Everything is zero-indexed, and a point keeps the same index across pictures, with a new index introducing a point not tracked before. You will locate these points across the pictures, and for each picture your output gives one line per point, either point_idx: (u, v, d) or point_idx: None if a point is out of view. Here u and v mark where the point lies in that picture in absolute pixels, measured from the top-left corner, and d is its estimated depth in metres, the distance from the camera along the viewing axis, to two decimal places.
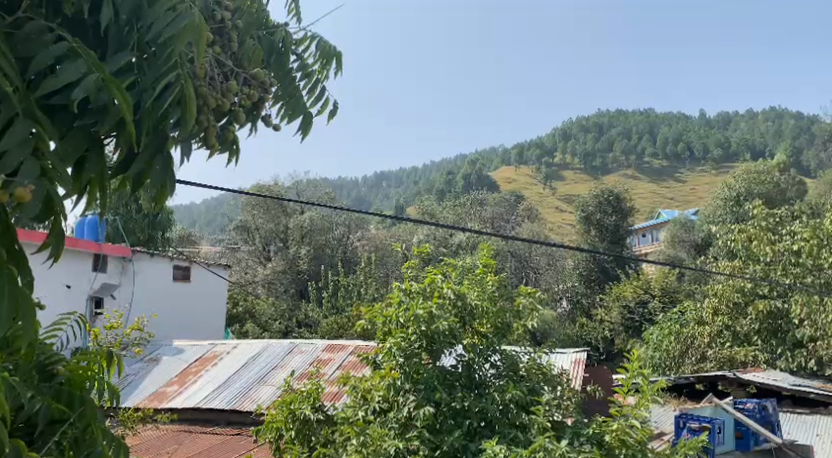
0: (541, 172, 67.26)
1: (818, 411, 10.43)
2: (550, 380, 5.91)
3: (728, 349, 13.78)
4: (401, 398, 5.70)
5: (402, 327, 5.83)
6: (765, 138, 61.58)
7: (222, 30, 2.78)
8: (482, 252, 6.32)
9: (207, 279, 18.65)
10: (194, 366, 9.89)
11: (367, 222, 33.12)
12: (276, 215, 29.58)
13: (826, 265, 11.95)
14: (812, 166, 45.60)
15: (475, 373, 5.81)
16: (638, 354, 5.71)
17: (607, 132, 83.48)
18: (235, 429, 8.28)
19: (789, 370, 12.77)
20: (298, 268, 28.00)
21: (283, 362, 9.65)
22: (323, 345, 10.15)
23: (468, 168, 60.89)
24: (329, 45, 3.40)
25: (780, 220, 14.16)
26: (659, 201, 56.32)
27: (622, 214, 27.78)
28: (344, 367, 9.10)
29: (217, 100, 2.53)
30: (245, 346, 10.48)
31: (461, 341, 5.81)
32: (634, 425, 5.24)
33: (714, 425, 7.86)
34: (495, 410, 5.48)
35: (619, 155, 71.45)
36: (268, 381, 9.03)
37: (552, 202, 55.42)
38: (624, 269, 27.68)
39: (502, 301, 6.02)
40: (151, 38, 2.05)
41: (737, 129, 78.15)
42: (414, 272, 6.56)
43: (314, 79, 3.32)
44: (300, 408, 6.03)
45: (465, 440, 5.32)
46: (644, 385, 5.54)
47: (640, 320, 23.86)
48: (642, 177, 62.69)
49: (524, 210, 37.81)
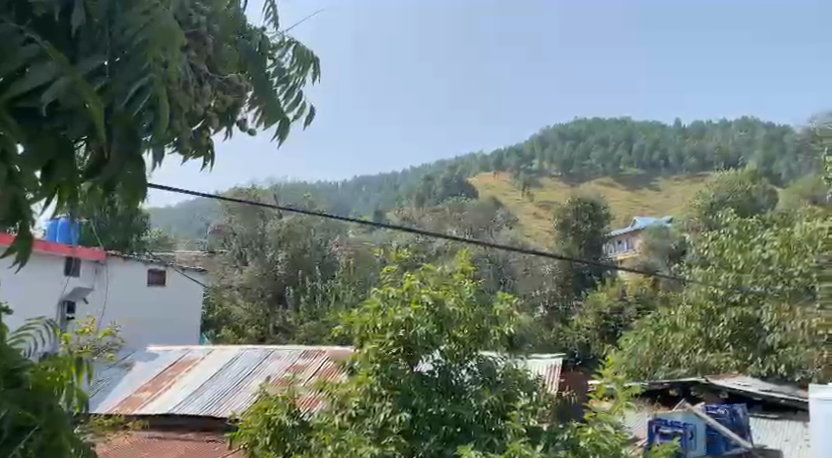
0: (520, 179, 67.60)
1: (788, 416, 10.62)
2: (526, 385, 5.93)
3: (701, 355, 13.97)
4: (377, 404, 5.70)
5: (380, 332, 5.82)
6: (738, 148, 62.61)
7: (199, 34, 2.75)
8: (461, 258, 6.35)
9: (182, 283, 18.46)
10: (168, 372, 9.79)
11: (345, 227, 33.05)
12: (254, 220, 29.42)
13: (795, 272, 12.35)
14: (784, 175, 46.46)
15: (452, 379, 5.83)
16: (613, 360, 5.82)
17: (585, 140, 84.32)
18: (210, 435, 8.19)
19: (760, 375, 12.91)
20: (275, 273, 27.79)
21: (259, 367, 9.58)
22: (300, 351, 10.12)
23: (447, 174, 60.98)
24: (307, 51, 3.42)
25: (752, 228, 14.41)
26: (634, 208, 56.96)
27: (598, 221, 28.07)
28: (320, 373, 9.06)
29: (190, 102, 2.59)
30: (220, 351, 10.41)
31: (439, 347, 5.79)
32: (608, 430, 5.30)
33: (686, 431, 7.98)
34: (472, 416, 5.49)
35: (596, 163, 72.21)
36: (244, 386, 8.97)
37: (530, 209, 55.76)
38: (601, 276, 27.94)
39: (480, 308, 6.01)
40: (124, 40, 2.02)
41: (712, 138, 79.39)
42: (392, 277, 6.60)
43: (292, 84, 3.35)
44: (275, 415, 6.01)
45: (440, 446, 5.35)
46: (619, 391, 5.62)
47: (615, 327, 24.11)
48: (619, 185, 63.36)
49: (503, 216, 38.05)
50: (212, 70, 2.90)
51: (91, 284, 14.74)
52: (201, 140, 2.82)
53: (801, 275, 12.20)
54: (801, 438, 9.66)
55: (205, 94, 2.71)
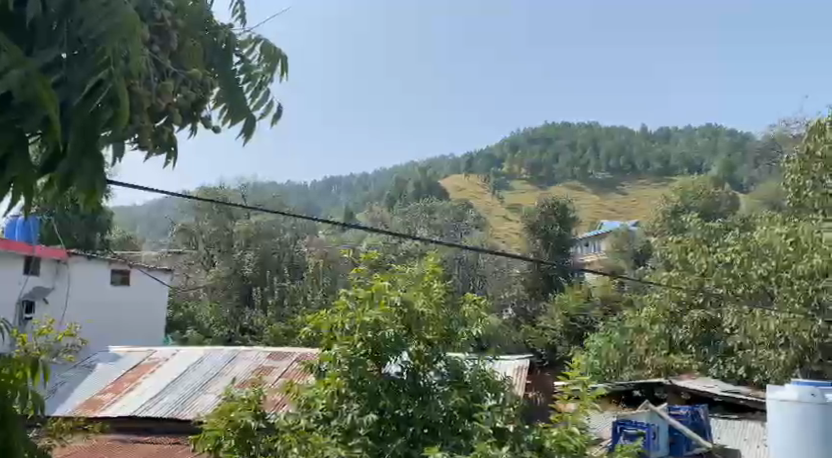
0: (490, 182, 68.02)
1: (746, 416, 10.83)
2: (494, 387, 5.94)
3: (664, 357, 14.19)
4: (344, 405, 5.66)
5: (348, 334, 5.77)
6: (703, 154, 63.84)
7: (163, 27, 2.72)
8: (430, 259, 6.36)
9: (147, 283, 18.17)
10: (131, 373, 9.62)
11: (315, 228, 32.87)
12: (221, 220, 29.07)
13: (755, 276, 12.27)
14: (746, 181, 47.50)
15: (420, 380, 5.80)
16: (578, 361, 5.85)
17: (553, 144, 85.12)
18: (173, 438, 8.08)
19: (721, 377, 13.18)
20: (242, 273, 27.28)
21: (225, 368, 9.49)
22: (267, 352, 10.06)
23: (417, 176, 61.09)
24: (275, 48, 3.38)
25: (716, 233, 14.66)
26: (601, 212, 57.67)
27: (566, 224, 28.34)
28: (287, 375, 8.99)
29: (151, 97, 2.57)
30: (185, 353, 10.28)
31: (407, 348, 5.77)
32: (574, 431, 5.32)
33: (649, 431, 8.09)
34: (439, 416, 5.48)
35: (564, 167, 72.94)
36: (209, 388, 8.85)
37: (500, 212, 56.06)
38: (568, 278, 28.22)
39: (449, 310, 6.07)
40: (82, 34, 2.03)
41: (677, 144, 80.82)
42: (361, 279, 6.59)
43: (259, 81, 3.28)
44: (240, 416, 5.92)
45: (408, 448, 5.34)
46: (584, 392, 5.66)
47: (581, 328, 24.38)
48: (586, 189, 64.15)
49: (473, 218, 38.22)
50: (177, 64, 2.87)
51: (51, 284, 14.44)
52: (163, 136, 2.75)
53: (761, 277, 12.13)
54: (758, 438, 9.87)
55: (166, 90, 2.66)
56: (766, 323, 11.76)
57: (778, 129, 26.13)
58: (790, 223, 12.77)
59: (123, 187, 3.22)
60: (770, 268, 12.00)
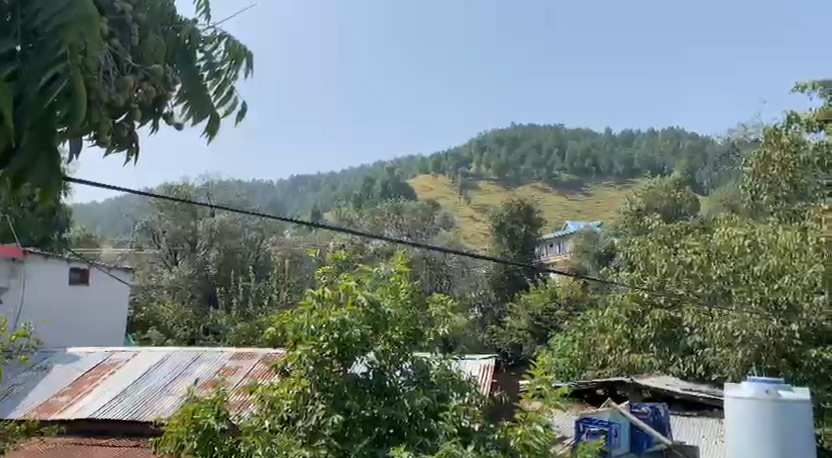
0: (458, 182, 68.35)
1: (705, 413, 11.05)
2: (460, 386, 5.97)
3: (626, 356, 14.41)
4: (309, 406, 5.62)
5: (314, 334, 5.68)
6: (664, 156, 65.06)
7: (123, 21, 2.73)
8: (397, 259, 6.38)
9: (106, 282, 17.88)
10: (89, 374, 9.43)
11: (280, 227, 32.63)
12: (184, 218, 28.65)
13: (715, 275, 12.42)
14: (705, 183, 48.55)
15: (386, 380, 5.80)
16: (543, 360, 5.90)
17: (520, 145, 85.83)
18: (134, 441, 7.92)
19: (681, 375, 13.41)
20: (207, 273, 27.16)
21: (187, 369, 9.36)
22: (231, 352, 9.96)
23: (386, 176, 61.13)
24: (240, 45, 3.32)
25: (677, 234, 14.92)
26: (567, 212, 58.37)
27: (532, 225, 28.56)
28: (252, 375, 8.90)
29: (111, 95, 2.56)
30: (146, 353, 10.11)
31: (373, 348, 5.75)
32: (538, 429, 5.38)
33: (611, 429, 8.22)
34: (405, 416, 5.49)
35: (530, 168, 73.65)
36: (171, 389, 8.72)
37: (467, 212, 56.32)
38: (533, 277, 28.50)
39: (416, 310, 6.08)
40: (40, 27, 2.11)
41: (640, 147, 82.23)
42: (328, 279, 6.57)
43: (223, 78, 3.23)
44: (203, 418, 5.84)
45: (374, 448, 5.33)
46: (548, 391, 5.71)
47: (546, 327, 24.61)
48: (552, 191, 64.87)
49: (440, 218, 38.31)
50: (138, 60, 2.81)
51: (6, 283, 14.12)
52: (122, 132, 2.72)
53: (720, 277, 12.29)
54: (716, 435, 10.12)
55: (126, 82, 2.61)
56: (724, 323, 11.98)
57: (738, 133, 26.77)
58: (747, 225, 13.12)
59: (79, 182, 3.13)
60: (729, 269, 12.20)
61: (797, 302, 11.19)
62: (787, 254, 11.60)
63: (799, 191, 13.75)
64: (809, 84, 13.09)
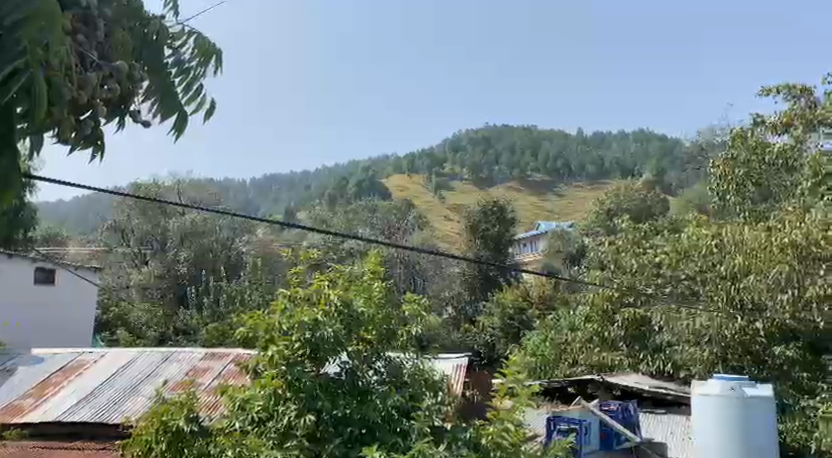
0: (432, 181, 68.48)
1: (673, 411, 11.23)
2: (432, 386, 6.00)
3: (596, 354, 14.57)
4: (281, 407, 5.51)
5: (286, 334, 5.66)
6: (635, 157, 65.82)
7: (88, 17, 2.67)
8: (370, 259, 6.36)
9: (74, 281, 17.66)
10: (55, 377, 9.21)
11: (252, 227, 32.42)
12: (154, 217, 28.26)
13: (682, 276, 12.87)
14: (674, 184, 49.26)
15: (358, 381, 5.79)
16: (514, 359, 5.92)
17: (494, 146, 86.31)
18: (102, 444, 7.80)
19: (650, 373, 13.58)
20: (176, 272, 26.89)
21: (156, 371, 9.21)
22: (202, 353, 9.81)
23: (360, 176, 61.04)
24: (210, 41, 3.25)
25: (646, 234, 15.10)
26: (539, 212, 58.82)
27: (505, 225, 28.70)
28: (222, 377, 8.78)
29: (74, 92, 2.52)
30: (113, 355, 9.92)
31: (345, 349, 5.73)
32: (509, 428, 5.42)
33: (581, 427, 8.30)
34: (377, 416, 5.45)
35: (504, 169, 74.07)
36: (139, 391, 8.58)
37: (441, 212, 56.47)
38: (506, 277, 28.70)
39: (389, 309, 6.04)
40: (0, 21, 2.13)
41: (612, 148, 83.18)
42: (300, 279, 6.52)
43: (192, 75, 3.18)
44: (172, 420, 5.74)
45: (345, 449, 5.31)
46: (520, 389, 5.74)
47: (519, 327, 24.77)
48: (525, 192, 65.29)
49: (414, 218, 38.34)
50: (103, 57, 2.76)
51: None
52: (86, 129, 2.65)
53: (687, 277, 12.74)
54: (684, 431, 10.31)
55: (90, 79, 2.57)
56: (693, 321, 12.14)
57: (707, 135, 27.20)
58: (715, 225, 13.34)
59: (43, 181, 3.05)
60: (696, 269, 12.51)
61: (761, 301, 11.36)
62: (751, 253, 11.48)
63: (765, 193, 14.04)
64: (774, 88, 13.40)
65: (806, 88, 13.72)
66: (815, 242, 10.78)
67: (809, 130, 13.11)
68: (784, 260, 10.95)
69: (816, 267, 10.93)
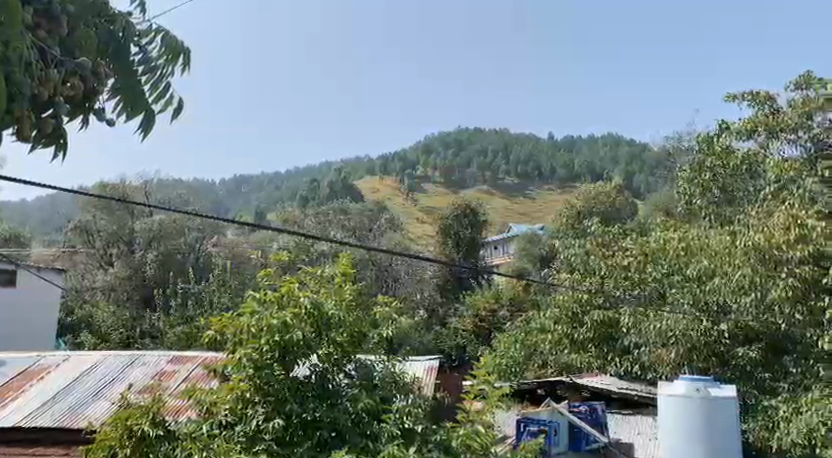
0: (404, 184, 68.59)
1: (640, 412, 11.35)
2: (402, 388, 5.95)
3: (566, 355, 14.75)
4: (249, 411, 5.50)
5: (255, 337, 5.58)
6: (604, 161, 66.62)
7: (50, 11, 2.57)
8: (341, 262, 6.33)
9: (39, 282, 17.48)
10: (16, 381, 9.00)
11: (222, 229, 32.16)
12: (120, 217, 27.73)
13: (651, 278, 13.06)
14: (643, 189, 49.98)
15: (328, 383, 5.76)
16: (485, 361, 5.93)
17: (467, 149, 86.82)
18: (65, 449, 7.64)
19: (618, 374, 13.72)
20: (144, 274, 26.56)
21: (122, 374, 9.05)
22: (170, 356, 9.67)
23: (332, 177, 60.84)
24: (177, 42, 3.22)
25: (616, 236, 15.27)
26: (510, 214, 59.24)
27: (477, 228, 28.82)
28: (190, 380, 8.66)
29: (36, 87, 2.42)
30: (79, 358, 9.74)
31: (316, 351, 5.67)
32: (480, 430, 5.43)
33: (550, 428, 8.36)
34: (347, 419, 5.41)
35: (476, 172, 74.51)
36: (105, 395, 8.42)
37: (413, 215, 56.62)
38: (477, 280, 28.82)
39: (359, 311, 5.99)
40: None
41: (582, 152, 84.12)
42: (270, 282, 6.46)
43: (158, 73, 3.13)
44: (138, 425, 5.64)
45: (315, 452, 5.28)
46: (490, 391, 5.76)
47: (490, 328, 24.89)
48: (497, 195, 65.75)
49: (387, 220, 38.36)
50: (65, 53, 2.66)
51: None
52: (47, 127, 2.56)
53: (655, 280, 12.99)
54: (651, 432, 10.49)
55: (50, 76, 2.47)
56: (660, 323, 12.19)
57: (674, 140, 27.67)
58: (682, 229, 13.62)
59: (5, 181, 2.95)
60: (664, 271, 12.85)
61: (727, 302, 11.58)
62: (716, 256, 11.83)
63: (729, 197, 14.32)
64: (739, 95, 13.66)
65: (769, 96, 14.03)
66: (778, 245, 11.06)
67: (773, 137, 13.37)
68: (746, 263, 11.35)
69: (777, 270, 11.13)
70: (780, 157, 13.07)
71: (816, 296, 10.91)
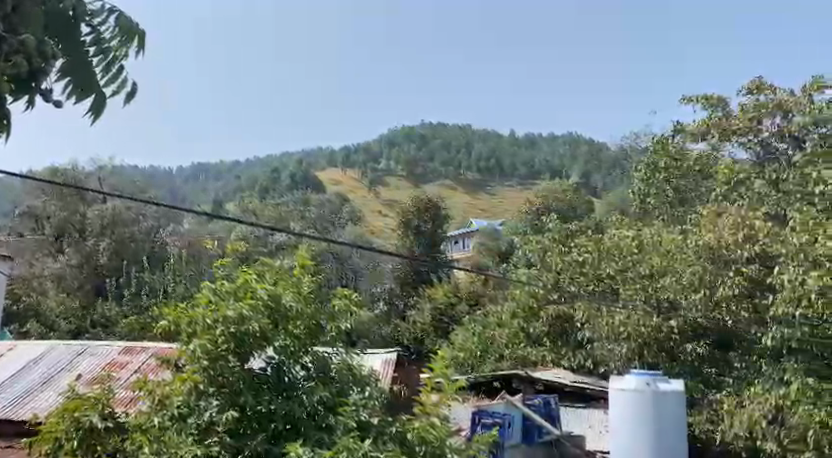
0: (366, 177, 68.37)
1: (592, 405, 11.54)
2: (359, 381, 5.95)
3: (521, 349, 14.89)
4: (203, 403, 5.40)
5: (209, 328, 5.48)
6: (564, 158, 67.39)
7: None
8: (300, 254, 6.25)
9: None
10: None
11: (178, 217, 31.60)
12: (71, 204, 26.84)
13: (604, 274, 13.13)
14: (601, 186, 50.66)
15: (284, 376, 5.65)
16: (441, 354, 5.95)
17: (430, 143, 86.98)
18: (6, 441, 7.39)
19: (571, 368, 13.91)
20: (96, 262, 26.04)
21: (71, 364, 8.84)
22: (120, 346, 9.47)
23: (293, 168, 60.29)
24: (133, 25, 2.96)
25: (572, 233, 15.46)
26: (472, 209, 59.58)
27: (438, 222, 28.87)
28: (142, 371, 8.51)
29: None
30: (25, 347, 9.48)
31: (272, 344, 5.58)
32: (435, 423, 5.46)
33: (505, 421, 8.52)
34: (303, 411, 5.38)
35: (439, 166, 74.69)
36: (51, 386, 8.20)
37: (375, 208, 56.57)
38: (437, 274, 28.90)
39: (317, 303, 5.92)
40: None
41: (543, 148, 85.03)
42: (226, 273, 6.33)
43: (111, 58, 2.86)
44: (86, 416, 5.51)
45: (269, 444, 5.20)
46: (446, 384, 5.78)
47: (448, 322, 25.05)
48: (458, 189, 66.01)
49: (348, 212, 38.23)
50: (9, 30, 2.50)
51: None
52: None
53: (609, 276, 13.00)
54: (602, 426, 10.72)
55: None
56: (613, 318, 12.36)
57: (632, 139, 28.13)
58: (636, 228, 13.92)
59: None
60: (618, 267, 12.88)
61: (676, 299, 11.84)
62: (668, 255, 12.13)
63: (683, 197, 14.63)
64: (694, 97, 13.93)
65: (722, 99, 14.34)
66: (726, 246, 11.34)
67: (724, 139, 13.73)
68: (699, 262, 11.59)
69: (726, 268, 11.42)
70: (730, 160, 13.44)
71: (761, 294, 11.21)
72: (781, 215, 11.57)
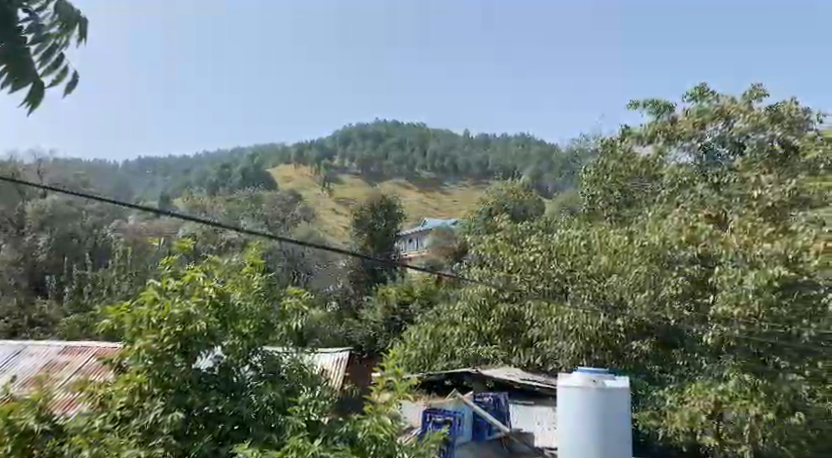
0: (319, 174, 67.78)
1: (542, 402, 11.63)
2: (309, 380, 5.87)
3: (473, 347, 14.86)
4: (148, 403, 5.20)
5: (155, 327, 5.30)
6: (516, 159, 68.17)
7: None
8: (249, 251, 6.17)
9: None
10: None
11: (123, 213, 30.66)
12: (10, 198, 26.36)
13: (555, 273, 13.22)
14: (552, 187, 51.35)
15: (232, 376, 5.56)
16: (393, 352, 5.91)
17: (384, 141, 86.84)
18: None
19: (521, 366, 14.08)
20: (34, 258, 25.05)
21: (7, 366, 8.47)
22: (60, 346, 9.13)
23: (244, 165, 59.34)
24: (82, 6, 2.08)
25: (523, 233, 15.56)
26: (425, 208, 59.74)
27: (391, 220, 28.79)
28: (83, 371, 8.22)
29: None
30: None
31: (220, 343, 5.47)
32: (385, 421, 5.38)
33: (455, 419, 8.51)
34: (251, 412, 5.25)
35: (392, 165, 74.58)
36: None
37: (327, 206, 56.13)
38: (389, 272, 28.84)
39: (268, 302, 5.86)
40: None
41: (496, 148, 85.83)
42: (172, 270, 6.13)
43: (51, 44, 1.98)
44: (22, 419, 5.26)
45: (215, 446, 5.09)
46: (398, 382, 5.75)
47: (401, 320, 25.02)
48: (411, 188, 66.05)
49: (301, 210, 37.84)
50: None
51: None
52: None
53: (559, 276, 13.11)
54: (550, 422, 10.82)
55: None
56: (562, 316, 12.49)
57: (582, 142, 28.59)
58: (585, 228, 14.08)
59: None
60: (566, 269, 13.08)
61: (624, 298, 12.03)
62: (616, 253, 12.32)
63: (630, 198, 14.87)
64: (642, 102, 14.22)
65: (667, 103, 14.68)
66: (671, 245, 11.59)
67: (670, 143, 14.02)
68: (643, 262, 11.87)
69: (670, 268, 11.74)
70: (676, 162, 13.72)
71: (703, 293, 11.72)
72: (723, 217, 11.80)
